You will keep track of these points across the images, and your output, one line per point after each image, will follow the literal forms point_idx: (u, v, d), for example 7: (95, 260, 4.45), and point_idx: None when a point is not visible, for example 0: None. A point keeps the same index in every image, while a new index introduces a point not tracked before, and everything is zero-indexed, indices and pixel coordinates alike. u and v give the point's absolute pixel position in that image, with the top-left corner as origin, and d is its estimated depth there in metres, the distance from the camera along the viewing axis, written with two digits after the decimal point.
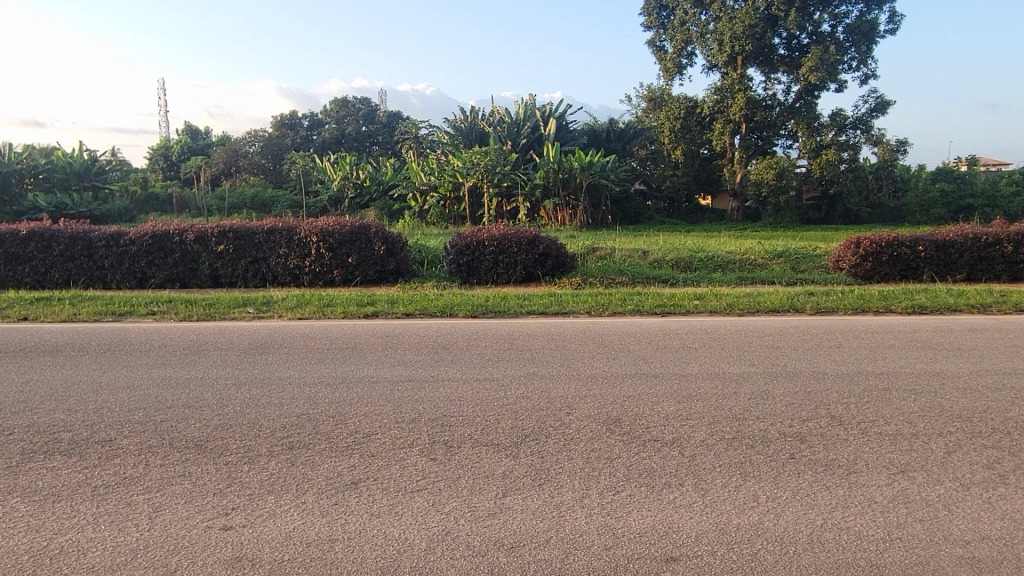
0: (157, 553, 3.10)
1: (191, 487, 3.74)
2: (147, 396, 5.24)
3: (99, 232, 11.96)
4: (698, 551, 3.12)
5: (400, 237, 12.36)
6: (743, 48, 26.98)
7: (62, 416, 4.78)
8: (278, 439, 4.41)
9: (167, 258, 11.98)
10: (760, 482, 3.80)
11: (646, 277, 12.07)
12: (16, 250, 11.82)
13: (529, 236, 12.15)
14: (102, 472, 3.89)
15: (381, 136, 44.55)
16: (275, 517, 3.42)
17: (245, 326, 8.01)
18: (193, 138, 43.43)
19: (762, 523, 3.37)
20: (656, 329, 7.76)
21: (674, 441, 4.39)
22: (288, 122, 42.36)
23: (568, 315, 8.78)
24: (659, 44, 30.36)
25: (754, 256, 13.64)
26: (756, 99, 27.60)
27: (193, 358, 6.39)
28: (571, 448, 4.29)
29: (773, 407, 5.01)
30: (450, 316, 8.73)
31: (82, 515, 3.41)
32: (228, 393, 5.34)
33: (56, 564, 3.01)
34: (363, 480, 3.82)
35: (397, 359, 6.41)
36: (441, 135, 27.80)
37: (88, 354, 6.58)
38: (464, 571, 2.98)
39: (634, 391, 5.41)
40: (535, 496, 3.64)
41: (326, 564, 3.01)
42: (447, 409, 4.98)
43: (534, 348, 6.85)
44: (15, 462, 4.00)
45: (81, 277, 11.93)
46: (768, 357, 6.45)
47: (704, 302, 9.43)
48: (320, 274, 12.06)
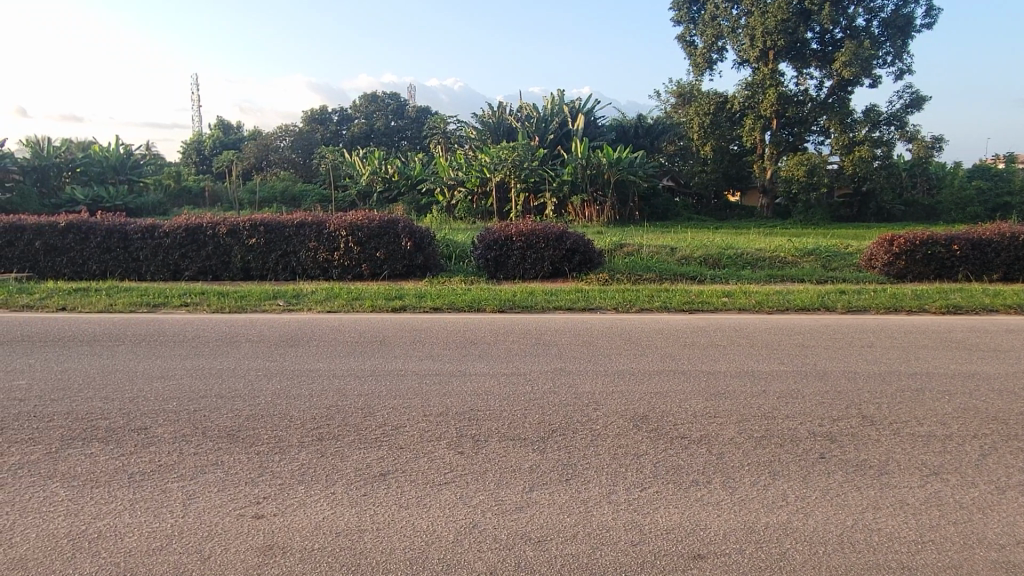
0: (191, 539, 3.16)
1: (224, 475, 3.80)
2: (180, 386, 5.33)
3: (134, 225, 12.19)
4: (726, 549, 3.11)
5: (428, 232, 12.41)
6: (775, 43, 26.63)
7: (100, 404, 4.89)
8: (308, 430, 4.47)
9: (200, 251, 12.17)
10: (789, 481, 3.77)
11: (674, 273, 12.01)
12: (55, 241, 12.10)
13: (557, 231, 12.13)
14: (139, 459, 3.98)
15: (410, 131, 44.89)
16: (306, 507, 3.47)
17: (275, 319, 8.12)
18: (226, 133, 44.11)
19: (791, 523, 3.34)
20: (686, 327, 7.72)
21: (700, 439, 4.37)
22: (318, 116, 42.83)
23: (596, 312, 8.76)
24: (689, 39, 30.11)
25: (784, 253, 13.50)
26: (788, 94, 27.23)
27: (225, 349, 6.50)
28: (598, 444, 4.28)
29: (804, 406, 4.95)
30: (477, 310, 8.78)
31: (119, 501, 3.50)
32: (260, 384, 5.43)
33: (94, 547, 3.09)
34: (391, 472, 3.86)
35: (424, 353, 6.45)
36: (469, 130, 27.85)
37: (124, 344, 6.72)
38: (492, 564, 2.99)
39: (662, 388, 5.39)
40: (563, 491, 3.65)
41: (354, 554, 3.05)
42: (475, 403, 5.01)
43: (561, 344, 6.86)
44: (55, 449, 4.11)
45: (116, 268, 12.17)
46: (799, 356, 6.38)
47: (732, 300, 9.32)
48: (349, 268, 12.18)
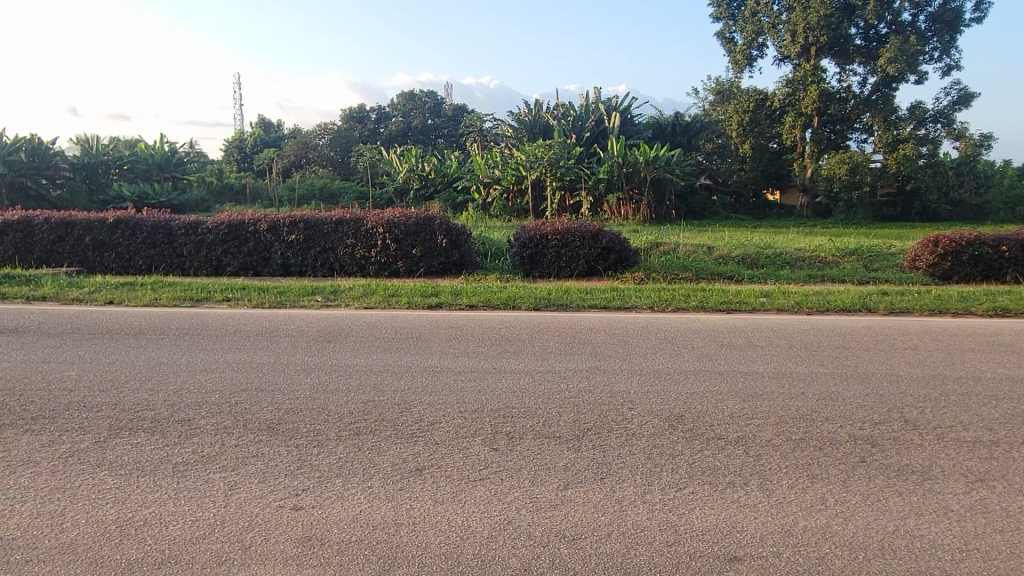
0: (233, 529, 3.23)
1: (265, 467, 3.88)
2: (221, 379, 5.46)
3: (179, 221, 12.48)
4: (763, 552, 3.08)
5: (464, 229, 12.46)
6: (817, 39, 26.15)
7: (146, 395, 5.03)
8: (346, 424, 4.53)
9: (242, 247, 12.40)
10: (828, 485, 3.71)
11: (711, 272, 11.89)
12: (104, 237, 12.47)
13: (593, 229, 12.05)
14: (183, 449, 4.09)
15: (447, 129, 45.12)
16: (343, 500, 3.52)
17: (314, 314, 8.25)
18: (267, 131, 44.91)
19: (830, 527, 3.29)
20: (722, 326, 7.65)
21: (738, 440, 4.32)
22: (356, 114, 43.38)
23: (631, 310, 8.71)
24: (729, 36, 29.75)
25: (824, 253, 13.28)
26: (830, 91, 26.73)
27: (265, 344, 6.62)
28: (633, 443, 4.26)
29: (844, 410, 4.86)
30: (514, 308, 8.82)
31: (163, 490, 3.60)
32: (299, 377, 5.53)
33: (140, 534, 3.18)
34: (427, 467, 3.89)
35: (461, 350, 6.47)
36: (506, 128, 27.92)
37: (169, 337, 6.89)
38: (526, 561, 3.00)
39: (698, 389, 5.33)
40: (598, 490, 3.65)
41: (390, 548, 3.09)
42: (510, 400, 5.03)
43: (596, 342, 6.85)
44: (103, 438, 4.24)
45: (161, 263, 12.47)
46: (838, 358, 6.25)
47: (771, 300, 9.17)
48: (385, 265, 12.29)
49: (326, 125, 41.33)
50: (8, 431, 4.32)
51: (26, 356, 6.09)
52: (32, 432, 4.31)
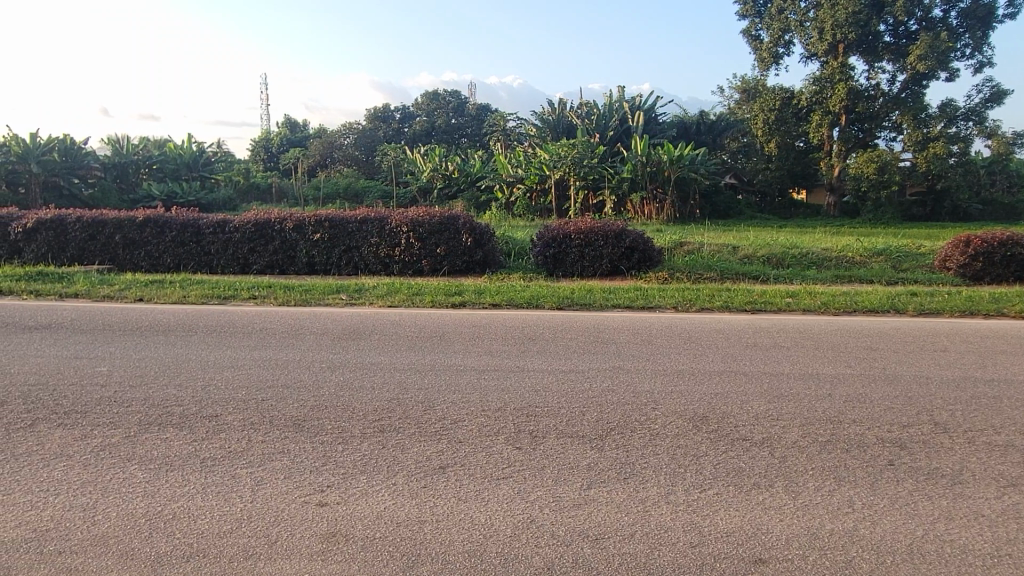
0: (259, 524, 3.27)
1: (290, 463, 3.93)
2: (248, 376, 5.53)
3: (207, 219, 12.66)
4: (789, 555, 3.05)
5: (488, 228, 12.47)
6: (846, 36, 25.78)
7: (175, 391, 5.11)
8: (370, 421, 4.57)
9: (268, 245, 12.54)
10: (855, 488, 3.66)
11: (736, 272, 11.79)
12: (134, 235, 12.69)
13: (616, 229, 12.00)
14: (210, 445, 4.15)
15: (470, 128, 45.22)
16: (368, 496, 3.55)
17: (339, 312, 8.34)
18: (292, 130, 45.38)
19: (857, 530, 3.25)
20: (747, 326, 7.60)
21: (764, 442, 4.28)
22: (381, 114, 43.70)
23: (654, 310, 8.67)
24: (755, 34, 29.48)
25: (851, 253, 13.09)
26: (858, 89, 26.37)
27: (291, 341, 6.70)
28: (656, 444, 4.24)
29: (871, 412, 4.79)
30: (537, 307, 8.81)
31: (192, 485, 3.65)
32: (324, 375, 5.58)
33: (169, 528, 3.23)
34: (451, 465, 3.91)
35: (484, 348, 6.49)
36: (529, 127, 27.91)
37: (197, 334, 6.99)
38: (549, 560, 3.00)
39: (723, 389, 5.29)
40: (621, 489, 3.64)
41: (414, 545, 3.11)
42: (533, 399, 5.04)
43: (620, 341, 6.83)
44: (133, 432, 4.31)
45: (189, 261, 12.66)
46: (866, 360, 6.15)
47: (797, 300, 9.09)
48: (409, 263, 12.36)
49: (351, 125, 41.63)
50: (42, 425, 4.42)
51: (58, 351, 6.21)
52: (65, 426, 4.40)
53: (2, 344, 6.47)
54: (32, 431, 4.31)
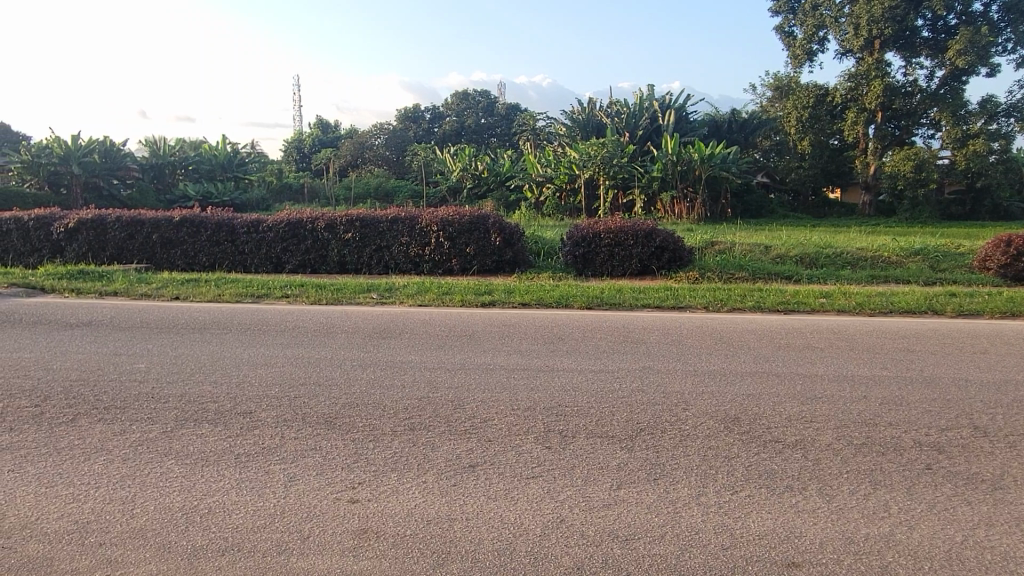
0: (292, 519, 3.32)
1: (323, 459, 3.98)
2: (282, 373, 5.60)
3: (241, 219, 12.87)
4: (823, 559, 3.00)
5: (518, 228, 12.48)
6: (882, 31, 25.32)
7: (209, 387, 5.21)
8: (401, 419, 4.60)
9: (300, 245, 12.69)
10: (891, 492, 3.59)
11: (768, 272, 11.64)
12: (171, 235, 12.94)
13: (646, 228, 11.93)
14: (245, 441, 4.21)
15: (500, 128, 45.30)
16: (398, 494, 3.58)
17: (370, 311, 8.41)
18: (324, 131, 45.93)
19: (893, 535, 3.19)
20: (779, 327, 7.51)
21: (797, 444, 4.22)
22: (411, 114, 44.02)
23: (685, 310, 8.60)
24: (788, 30, 29.07)
25: (887, 253, 12.84)
26: (895, 85, 25.85)
27: (322, 339, 6.77)
28: (687, 445, 4.20)
29: (907, 414, 4.70)
30: (566, 306, 8.79)
31: (227, 480, 3.71)
32: (354, 373, 5.64)
33: (204, 522, 3.29)
34: (481, 463, 3.92)
35: (514, 348, 6.50)
36: (559, 126, 27.84)
37: (231, 332, 7.11)
38: (579, 560, 2.99)
39: (754, 390, 5.23)
40: (650, 490, 3.62)
41: (445, 543, 3.12)
42: (563, 398, 5.03)
43: (650, 342, 6.78)
44: (169, 428, 4.40)
45: (224, 261, 12.88)
46: (902, 362, 6.03)
47: (831, 300, 8.97)
48: (439, 262, 12.43)
49: (381, 125, 41.97)
50: (83, 420, 4.53)
51: (99, 349, 6.35)
52: (105, 421, 4.51)
53: (45, 341, 6.64)
54: (74, 426, 4.43)
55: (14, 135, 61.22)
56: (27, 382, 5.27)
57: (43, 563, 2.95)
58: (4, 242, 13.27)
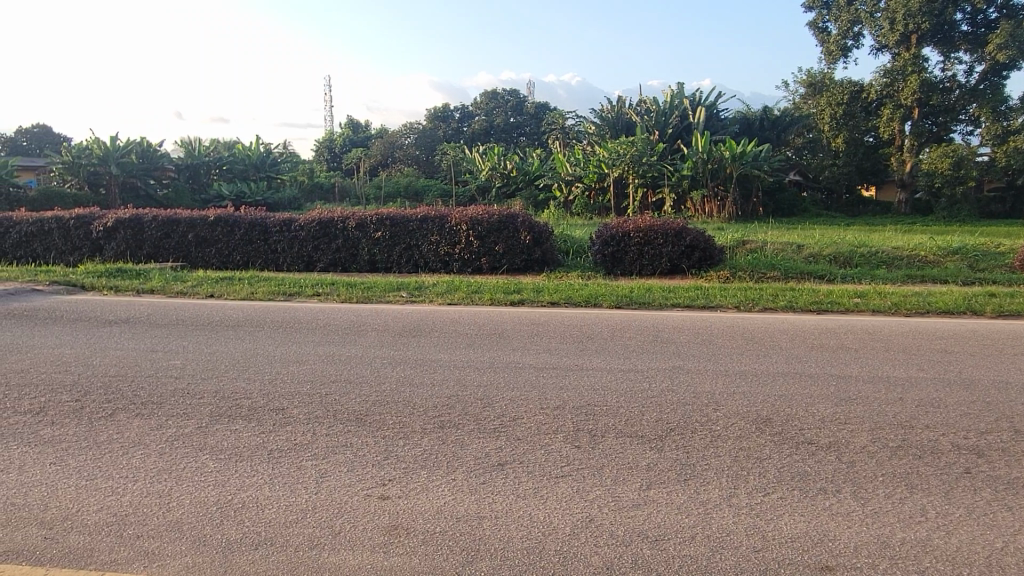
0: (323, 515, 3.36)
1: (353, 456, 4.02)
2: (313, 370, 5.68)
3: (273, 218, 13.05)
4: (858, 563, 2.96)
5: (547, 227, 12.47)
6: (919, 26, 24.83)
7: (244, 384, 5.30)
8: (431, 417, 4.64)
9: (331, 244, 12.83)
10: (928, 496, 3.52)
11: (800, 271, 11.47)
12: (205, 234, 13.17)
13: (676, 227, 11.83)
14: (277, 437, 4.27)
15: (529, 128, 45.34)
16: (428, 491, 3.60)
17: (400, 309, 8.47)
18: (355, 131, 46.40)
19: (930, 539, 3.13)
20: (812, 327, 7.40)
21: (830, 445, 4.16)
22: (441, 114, 44.25)
23: (715, 309, 8.53)
24: (822, 26, 28.65)
25: (924, 252, 12.56)
26: (932, 81, 25.32)
27: (352, 338, 6.84)
28: (718, 445, 4.17)
29: (945, 417, 4.61)
30: (595, 306, 8.76)
31: (259, 475, 3.76)
32: (385, 371, 5.69)
33: (238, 516, 3.35)
34: (509, 462, 3.93)
35: (543, 347, 6.51)
36: (587, 125, 27.75)
37: (264, 329, 7.22)
38: (607, 560, 2.99)
39: (786, 390, 5.17)
40: (681, 491, 3.59)
41: (474, 541, 3.13)
42: (592, 398, 5.01)
43: (680, 341, 6.73)
44: (204, 424, 4.48)
45: (257, 259, 13.08)
46: (939, 364, 5.90)
47: (865, 300, 8.81)
48: (468, 261, 12.47)
49: (411, 125, 42.21)
50: (121, 414, 4.64)
51: (136, 345, 6.49)
52: (143, 416, 4.61)
53: (84, 337, 6.80)
54: (114, 420, 4.53)
55: (56, 136, 62.93)
56: (68, 377, 5.42)
57: (84, 553, 3.03)
58: (45, 241, 13.59)
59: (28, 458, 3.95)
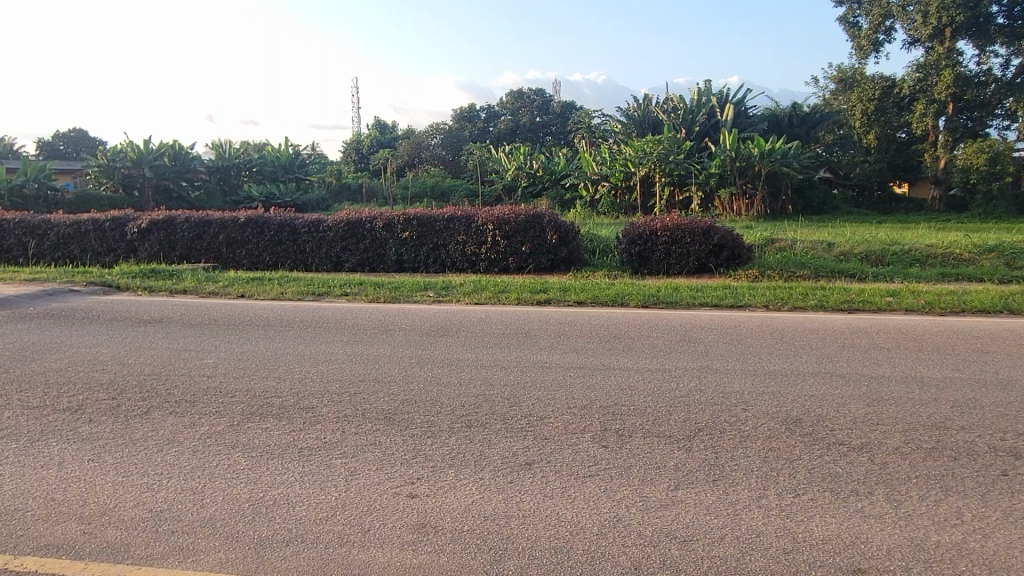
0: (353, 512, 3.39)
1: (382, 455, 4.05)
2: (341, 369, 5.74)
3: (302, 219, 13.19)
4: (890, 566, 2.92)
5: (573, 226, 12.44)
6: (953, 18, 24.34)
7: (274, 383, 5.37)
8: (458, 416, 4.66)
9: (359, 244, 12.95)
10: (964, 499, 3.45)
11: (831, 270, 11.30)
12: (236, 235, 13.37)
13: (704, 225, 11.73)
14: (308, 435, 4.33)
15: (555, 127, 45.29)
16: (456, 490, 3.62)
17: (428, 309, 8.53)
18: (382, 132, 46.80)
19: (967, 543, 3.07)
20: (844, 326, 7.30)
21: (861, 446, 4.11)
22: (467, 114, 44.42)
23: (744, 309, 8.45)
24: (853, 20, 28.22)
25: (959, 250, 12.31)
26: (967, 75, 24.82)
27: (381, 337, 6.89)
28: (748, 445, 4.14)
29: (982, 418, 4.52)
30: (622, 305, 8.73)
31: (290, 473, 3.82)
32: (413, 370, 5.73)
33: (270, 513, 3.40)
34: (537, 461, 3.93)
35: (570, 346, 6.51)
36: (614, 124, 27.65)
37: (293, 329, 7.30)
38: (636, 561, 2.97)
39: (818, 390, 5.11)
40: (710, 492, 3.57)
41: (502, 539, 3.15)
42: (619, 397, 4.99)
43: (707, 341, 6.68)
44: (236, 421, 4.55)
45: (287, 260, 13.24)
46: (975, 364, 5.78)
47: (899, 300, 8.64)
48: (495, 261, 12.50)
49: (437, 125, 42.37)
50: (155, 412, 4.73)
51: (169, 345, 6.61)
52: (177, 414, 4.70)
53: (119, 337, 6.95)
54: (149, 418, 4.62)
55: (92, 140, 64.14)
56: (105, 375, 5.55)
57: (121, 548, 3.10)
58: (82, 243, 13.90)
59: (67, 455, 4.05)
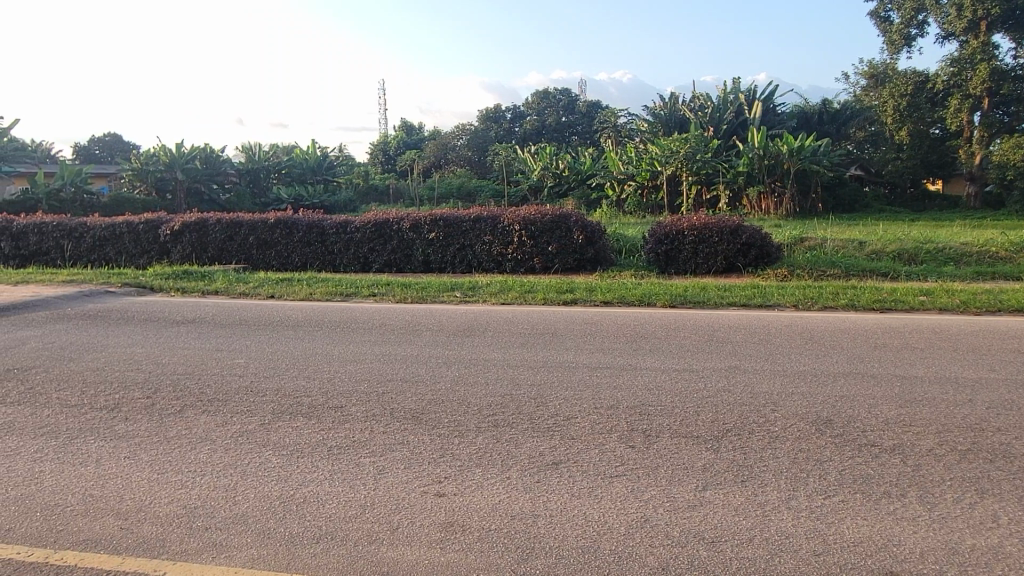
0: (382, 511, 3.43)
1: (410, 454, 4.09)
2: (371, 369, 5.79)
3: (330, 220, 13.34)
4: (925, 568, 2.88)
5: (599, 225, 12.40)
6: (988, 11, 23.88)
7: (304, 382, 5.44)
8: (484, 416, 4.68)
9: (386, 245, 13.04)
10: (1001, 502, 3.39)
11: (862, 269, 11.12)
12: (266, 236, 13.55)
13: (732, 224, 11.63)
14: (337, 434, 4.38)
15: (581, 127, 45.21)
16: (483, 489, 3.64)
17: (455, 309, 8.58)
18: (409, 133, 47.09)
19: (1004, 547, 3.01)
20: (875, 326, 7.18)
21: (894, 448, 4.05)
22: (493, 115, 44.54)
23: (773, 308, 8.35)
24: (885, 15, 27.78)
25: (994, 248, 12.05)
26: (1004, 69, 24.25)
27: (407, 337, 6.94)
28: (777, 446, 4.10)
29: (1020, 420, 4.41)
30: (649, 305, 8.69)
31: (320, 471, 3.87)
32: (441, 370, 5.76)
33: (301, 510, 3.45)
34: (564, 461, 3.94)
35: (596, 346, 6.50)
36: (640, 122, 27.53)
37: (321, 329, 7.39)
38: (663, 562, 2.97)
39: (850, 391, 5.05)
40: (739, 492, 3.55)
41: (529, 539, 3.16)
42: (647, 398, 4.97)
43: (736, 341, 6.62)
44: (267, 421, 4.62)
45: (315, 260, 13.40)
46: (1012, 364, 5.66)
47: (932, 299, 8.47)
48: (521, 261, 12.52)
49: (463, 126, 42.51)
50: (189, 411, 4.83)
51: (201, 344, 6.73)
52: (210, 413, 4.78)
53: (152, 337, 7.09)
54: (183, 416, 4.72)
55: (126, 144, 65.57)
56: (140, 375, 5.66)
57: (157, 544, 3.16)
58: (117, 245, 14.19)
59: (105, 452, 4.14)
